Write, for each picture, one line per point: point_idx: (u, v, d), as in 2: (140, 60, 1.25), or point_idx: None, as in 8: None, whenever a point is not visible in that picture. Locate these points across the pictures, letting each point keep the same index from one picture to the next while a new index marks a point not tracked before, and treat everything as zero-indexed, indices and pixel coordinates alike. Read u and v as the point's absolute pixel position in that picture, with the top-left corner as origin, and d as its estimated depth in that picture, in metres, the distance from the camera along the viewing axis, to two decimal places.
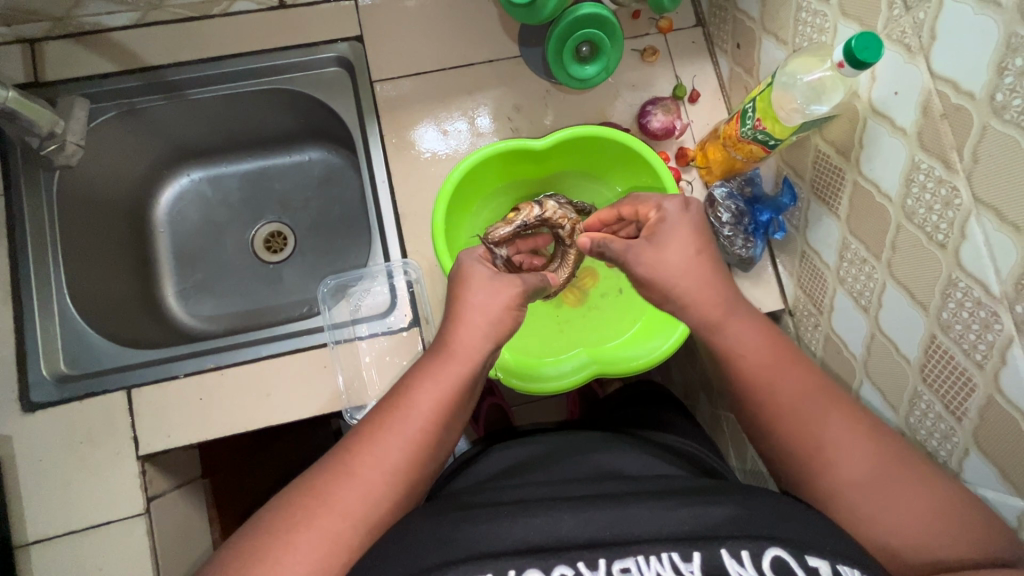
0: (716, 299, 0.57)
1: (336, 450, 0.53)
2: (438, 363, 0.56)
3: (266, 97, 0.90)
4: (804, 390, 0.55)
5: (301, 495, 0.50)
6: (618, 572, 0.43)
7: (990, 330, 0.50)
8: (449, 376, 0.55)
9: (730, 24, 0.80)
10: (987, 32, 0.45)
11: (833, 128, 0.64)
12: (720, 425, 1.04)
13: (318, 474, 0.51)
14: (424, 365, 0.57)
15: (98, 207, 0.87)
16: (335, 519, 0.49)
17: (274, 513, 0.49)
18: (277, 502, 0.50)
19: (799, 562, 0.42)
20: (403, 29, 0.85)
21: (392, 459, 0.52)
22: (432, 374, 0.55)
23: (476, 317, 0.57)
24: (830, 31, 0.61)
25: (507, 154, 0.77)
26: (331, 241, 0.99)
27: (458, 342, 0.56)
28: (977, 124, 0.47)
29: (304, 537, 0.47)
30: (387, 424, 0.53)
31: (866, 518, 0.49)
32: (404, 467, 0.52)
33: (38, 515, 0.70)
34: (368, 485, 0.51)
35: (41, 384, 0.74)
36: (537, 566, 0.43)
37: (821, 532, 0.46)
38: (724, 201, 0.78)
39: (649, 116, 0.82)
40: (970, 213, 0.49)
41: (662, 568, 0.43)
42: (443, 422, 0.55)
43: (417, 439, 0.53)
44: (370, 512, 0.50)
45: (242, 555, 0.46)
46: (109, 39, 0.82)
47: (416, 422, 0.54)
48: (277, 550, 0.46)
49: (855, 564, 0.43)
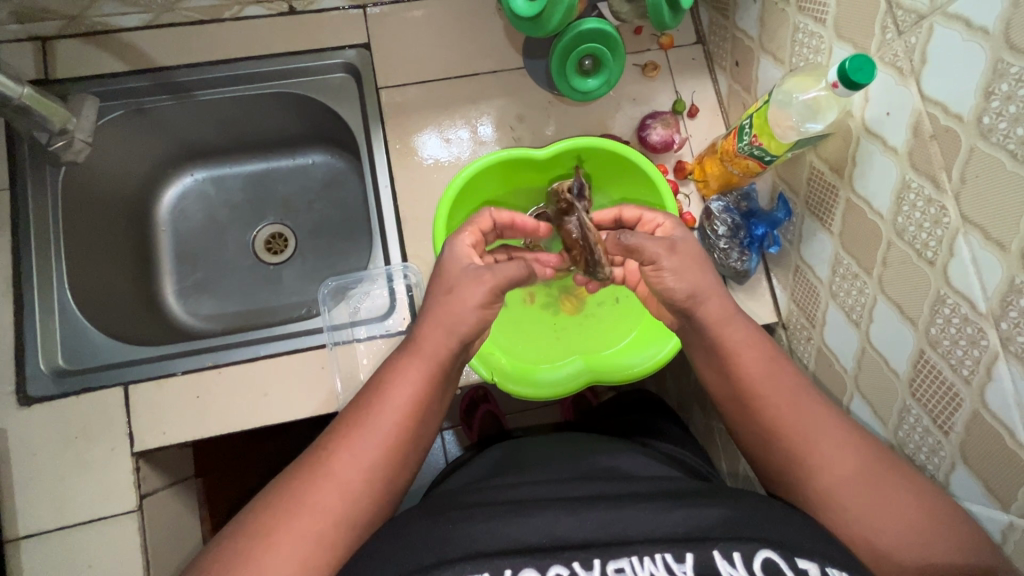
0: (713, 310, 0.59)
1: (313, 451, 0.53)
2: (407, 361, 0.56)
3: (272, 101, 0.91)
4: (791, 400, 0.56)
5: (279, 497, 0.50)
6: (613, 572, 0.44)
7: (977, 346, 0.51)
8: (420, 373, 0.56)
9: (730, 42, 0.82)
10: (977, 58, 0.46)
11: (827, 145, 0.65)
12: (713, 436, 1.05)
13: (297, 473, 0.52)
14: (394, 363, 0.57)
15: (100, 204, 0.88)
16: (314, 519, 0.49)
17: (253, 514, 0.49)
18: (257, 504, 0.51)
19: (788, 563, 0.43)
20: (410, 38, 0.87)
21: (368, 456, 0.52)
22: (403, 372, 0.56)
23: (442, 316, 0.57)
24: (826, 52, 0.63)
25: (509, 163, 0.78)
26: (332, 244, 1.00)
27: (427, 340, 0.57)
28: (964, 145, 0.49)
29: (285, 537, 0.48)
30: (361, 423, 0.54)
31: (857, 519, 0.51)
32: (380, 464, 0.53)
33: (32, 509, 0.70)
34: (346, 483, 0.51)
35: (40, 378, 0.74)
36: (533, 565, 0.44)
37: (812, 535, 0.47)
38: (720, 215, 0.80)
39: (649, 129, 0.84)
40: (958, 232, 0.51)
41: (655, 568, 0.44)
42: (416, 417, 0.55)
43: (390, 435, 0.54)
44: (350, 509, 0.51)
45: (225, 558, 0.47)
46: (120, 39, 0.84)
47: (390, 419, 0.54)
48: (258, 551, 0.47)
49: (840, 567, 0.44)
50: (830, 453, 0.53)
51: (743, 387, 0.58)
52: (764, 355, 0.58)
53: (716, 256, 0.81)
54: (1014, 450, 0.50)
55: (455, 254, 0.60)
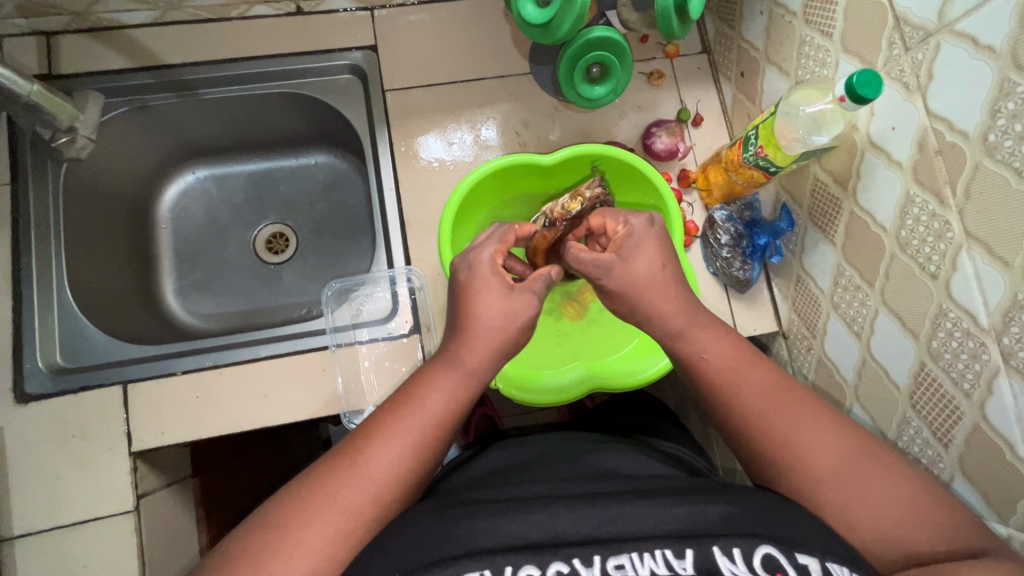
0: (674, 306, 0.59)
1: (344, 447, 0.53)
2: (447, 370, 0.56)
3: (277, 100, 0.91)
4: (755, 395, 0.56)
5: (311, 490, 0.50)
6: (613, 568, 0.44)
7: (978, 360, 0.52)
8: (460, 386, 0.56)
9: (735, 53, 0.83)
10: (983, 77, 0.47)
11: (832, 158, 0.66)
12: (710, 441, 1.07)
13: (328, 470, 0.51)
14: (435, 371, 0.57)
15: (103, 201, 0.88)
16: (344, 517, 0.49)
17: (283, 507, 0.49)
18: (287, 495, 0.51)
19: (789, 560, 0.43)
20: (416, 41, 0.87)
21: (401, 461, 0.53)
22: (441, 381, 0.56)
23: (481, 330, 0.57)
24: (832, 66, 0.64)
25: (514, 168, 0.78)
26: (334, 244, 0.99)
27: (470, 356, 0.57)
28: (970, 161, 0.49)
29: (316, 532, 0.48)
30: (399, 427, 0.54)
31: (841, 514, 0.50)
32: (412, 471, 0.53)
33: (28, 508, 0.69)
34: (377, 484, 0.51)
35: (37, 376, 0.73)
36: (534, 561, 0.44)
37: (811, 530, 0.47)
38: (723, 224, 0.81)
39: (654, 138, 0.84)
40: (961, 246, 0.51)
41: (656, 565, 0.44)
42: (449, 427, 0.56)
43: (425, 442, 0.54)
44: (377, 510, 0.51)
45: (254, 547, 0.47)
46: (126, 36, 0.83)
47: (426, 427, 0.54)
48: (289, 542, 0.47)
49: (842, 561, 0.44)
50: (818, 443, 0.52)
51: (710, 382, 0.58)
52: (740, 353, 0.58)
53: (718, 264, 0.81)
54: (1015, 465, 0.50)
55: (486, 272, 0.58)
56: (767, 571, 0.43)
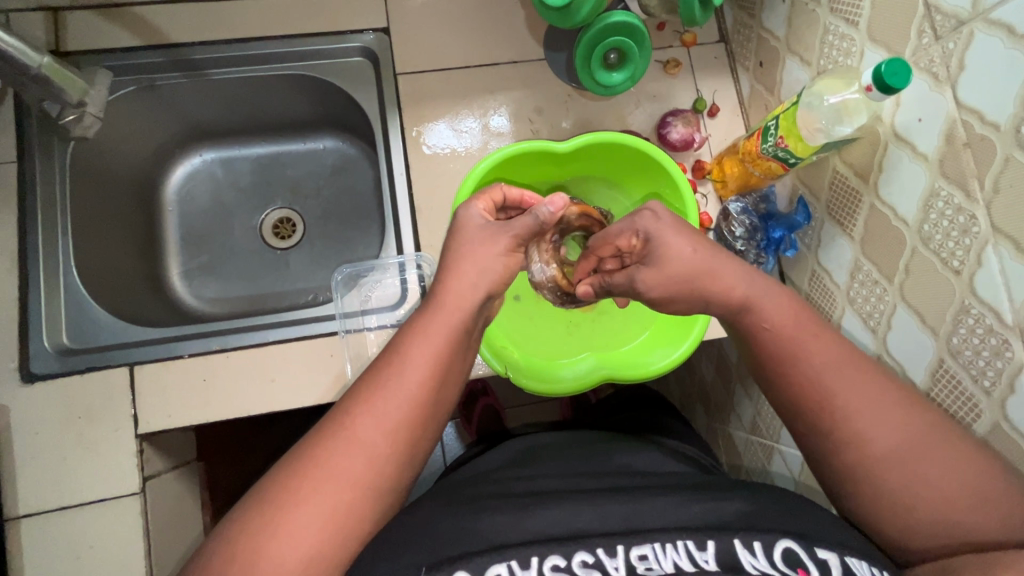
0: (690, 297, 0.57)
1: (332, 415, 0.52)
2: (427, 320, 0.55)
3: (287, 83, 0.89)
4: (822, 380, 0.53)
5: (302, 461, 0.49)
6: (636, 559, 0.43)
7: (1001, 357, 0.51)
8: (441, 332, 0.54)
9: (754, 42, 0.81)
10: (1017, 67, 0.46)
11: (853, 150, 0.65)
12: (715, 438, 1.06)
13: (317, 439, 0.50)
14: (415, 324, 0.55)
15: (109, 180, 0.87)
16: (341, 485, 0.48)
17: (275, 484, 0.48)
18: (277, 473, 0.49)
19: (808, 553, 0.43)
20: (429, 24, 0.85)
21: (393, 419, 0.51)
22: (423, 333, 0.54)
23: (468, 267, 0.56)
24: (857, 55, 0.62)
25: (529, 155, 0.77)
26: (341, 230, 0.98)
27: (449, 297, 0.55)
28: (999, 154, 0.48)
29: (312, 504, 0.47)
30: (383, 383, 0.52)
31: (886, 512, 0.49)
32: (405, 426, 0.52)
33: (33, 489, 0.69)
34: (371, 448, 0.50)
35: (43, 356, 0.73)
36: (559, 552, 0.44)
37: (824, 525, 0.47)
38: (738, 216, 0.80)
39: (669, 127, 0.83)
40: (988, 241, 0.50)
41: (678, 557, 0.43)
42: (439, 377, 0.54)
43: (414, 397, 0.52)
44: (376, 473, 0.50)
45: (252, 528, 0.46)
46: (134, 13, 0.82)
47: (413, 380, 0.52)
48: (284, 519, 0.46)
49: (859, 554, 0.44)
50: (885, 434, 0.49)
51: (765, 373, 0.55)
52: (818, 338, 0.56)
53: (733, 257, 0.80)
54: None
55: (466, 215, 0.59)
56: (787, 564, 0.42)
